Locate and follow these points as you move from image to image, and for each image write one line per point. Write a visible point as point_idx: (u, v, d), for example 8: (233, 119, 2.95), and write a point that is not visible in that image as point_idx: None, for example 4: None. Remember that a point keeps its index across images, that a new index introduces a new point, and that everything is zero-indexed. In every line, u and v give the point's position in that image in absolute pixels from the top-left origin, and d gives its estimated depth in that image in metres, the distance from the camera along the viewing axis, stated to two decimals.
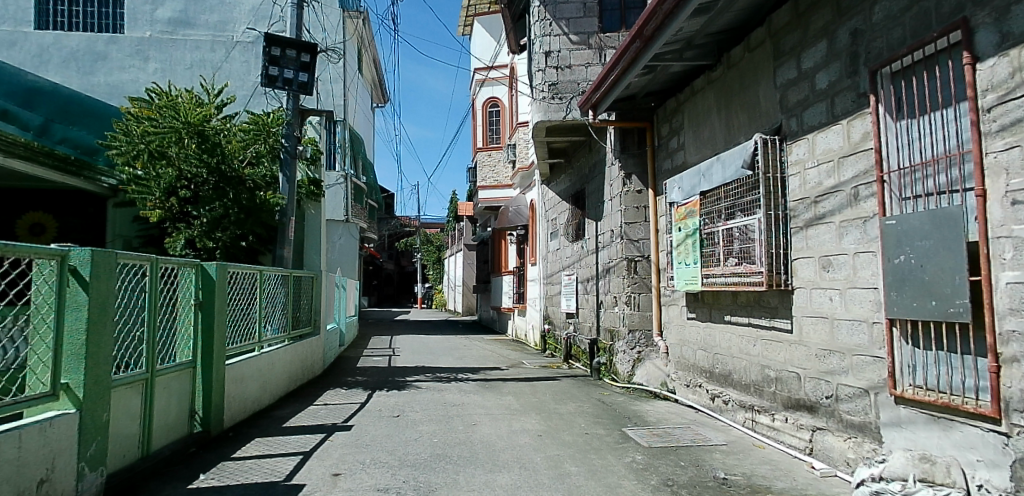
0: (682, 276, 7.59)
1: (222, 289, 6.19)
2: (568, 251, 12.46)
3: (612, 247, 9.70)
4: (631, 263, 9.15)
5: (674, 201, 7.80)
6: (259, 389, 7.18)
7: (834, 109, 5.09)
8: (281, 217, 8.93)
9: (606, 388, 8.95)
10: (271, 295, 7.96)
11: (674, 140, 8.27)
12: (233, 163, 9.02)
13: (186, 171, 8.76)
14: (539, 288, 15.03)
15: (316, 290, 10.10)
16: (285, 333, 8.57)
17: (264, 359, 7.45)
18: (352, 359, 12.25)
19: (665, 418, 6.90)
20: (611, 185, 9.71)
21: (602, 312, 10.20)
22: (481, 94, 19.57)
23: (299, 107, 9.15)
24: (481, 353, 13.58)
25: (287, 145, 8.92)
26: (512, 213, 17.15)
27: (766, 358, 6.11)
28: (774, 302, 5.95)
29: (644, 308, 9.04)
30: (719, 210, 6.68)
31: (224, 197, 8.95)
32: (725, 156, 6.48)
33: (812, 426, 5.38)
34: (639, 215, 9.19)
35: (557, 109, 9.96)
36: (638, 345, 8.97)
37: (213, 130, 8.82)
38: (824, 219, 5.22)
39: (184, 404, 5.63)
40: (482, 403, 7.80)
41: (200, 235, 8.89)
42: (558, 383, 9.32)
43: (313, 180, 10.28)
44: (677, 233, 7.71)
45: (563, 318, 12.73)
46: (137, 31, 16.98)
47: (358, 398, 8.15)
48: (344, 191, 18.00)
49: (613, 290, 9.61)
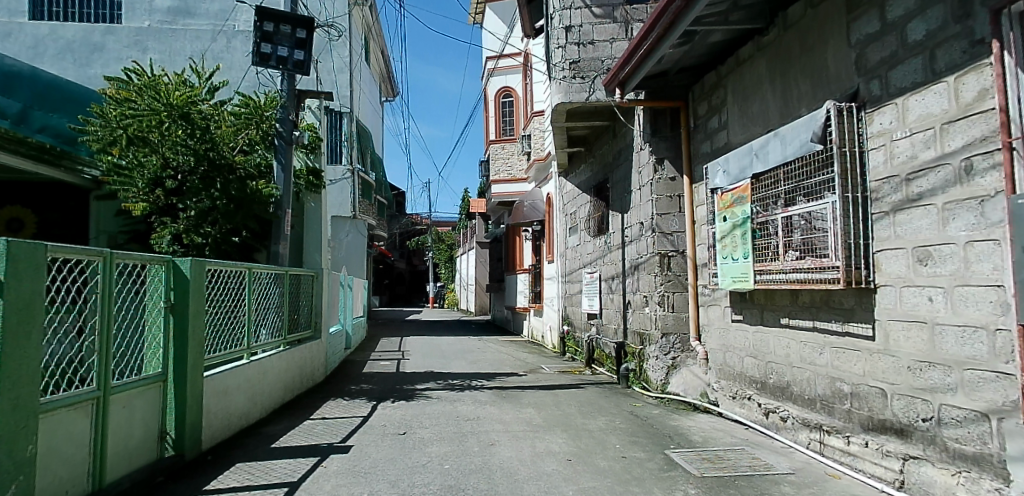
0: (727, 273, 6.61)
1: (200, 289, 5.31)
2: (590, 247, 11.51)
3: (641, 241, 8.76)
4: (664, 259, 8.18)
5: (718, 187, 6.82)
6: (248, 404, 6.34)
7: (935, 64, 4.11)
8: (275, 209, 8.13)
9: (637, 398, 8.03)
10: (262, 295, 7.09)
11: (715, 119, 7.31)
12: (223, 149, 8.13)
13: (171, 158, 7.89)
14: (557, 287, 14.12)
15: (318, 289, 9.23)
16: (281, 338, 7.72)
17: (255, 367, 6.62)
18: (360, 363, 11.41)
19: (713, 437, 5.97)
20: (641, 172, 8.75)
21: (630, 314, 9.26)
22: (493, 83, 18.68)
23: (295, 88, 8.31)
24: (496, 356, 12.69)
25: (282, 129, 8.10)
26: (527, 208, 15.97)
27: (839, 369, 5.14)
28: (849, 303, 5.00)
29: (679, 308, 8.07)
30: (776, 195, 5.73)
31: (211, 188, 8.03)
32: (784, 131, 5.53)
33: (903, 454, 4.43)
34: (673, 205, 8.19)
35: (579, 89, 8.99)
36: (673, 350, 8.03)
37: (199, 112, 7.94)
38: (920, 201, 4.25)
39: (150, 425, 4.76)
40: (500, 417, 6.91)
41: (188, 230, 8.08)
42: (583, 392, 8.40)
43: (313, 170, 9.56)
44: (724, 224, 6.69)
45: (585, 319, 11.80)
46: (136, 21, 16.20)
47: (361, 410, 7.28)
48: (350, 186, 17.32)
49: (643, 290, 8.67)
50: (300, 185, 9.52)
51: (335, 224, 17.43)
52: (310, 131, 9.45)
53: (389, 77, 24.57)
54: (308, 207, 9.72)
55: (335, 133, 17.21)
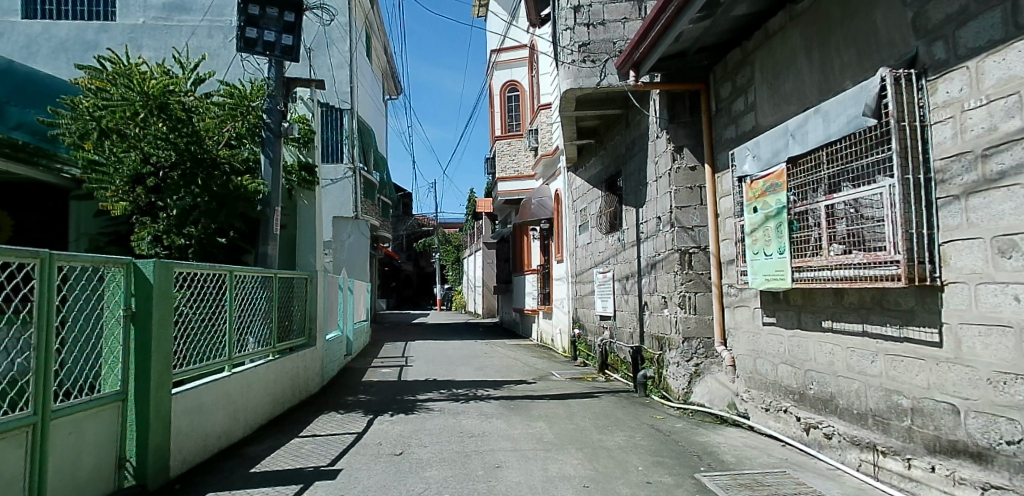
0: (759, 270, 5.91)
1: (167, 294, 4.65)
2: (601, 245, 10.86)
3: (658, 237, 8.09)
4: (685, 256, 7.50)
5: (747, 175, 6.12)
6: (228, 421, 5.71)
7: (1019, 15, 3.39)
8: (263, 208, 7.49)
9: (656, 408, 7.36)
10: (245, 300, 6.45)
11: (741, 101, 6.63)
12: (205, 143, 7.53)
13: (150, 152, 7.29)
14: (567, 288, 13.46)
15: (312, 293, 8.60)
16: (269, 347, 7.09)
17: (238, 380, 6.01)
18: (360, 371, 10.82)
19: (747, 458, 5.30)
20: (657, 162, 8.07)
21: (647, 316, 8.61)
22: (499, 77, 18.06)
23: (283, 76, 7.66)
24: (503, 361, 12.06)
25: (269, 121, 7.49)
26: (535, 205, 15.36)
27: (896, 380, 4.46)
28: (907, 304, 4.31)
29: (702, 310, 7.39)
30: (817, 180, 5.05)
31: (192, 184, 7.44)
32: (827, 107, 4.83)
33: (981, 482, 3.73)
34: (693, 197, 7.51)
35: (589, 74, 8.33)
36: (696, 356, 7.37)
37: (179, 102, 7.31)
38: (1002, 181, 3.54)
39: (105, 451, 4.11)
40: (507, 432, 6.27)
41: (168, 230, 7.51)
42: (598, 402, 7.75)
43: (305, 166, 8.79)
44: (754, 215, 5.97)
45: (597, 321, 11.15)
46: (130, 18, 15.70)
47: (355, 425, 6.64)
48: (353, 185, 16.69)
49: (661, 290, 8.01)
50: (292, 181, 8.85)
51: (337, 225, 16.79)
52: (301, 122, 8.82)
53: (393, 75, 24.05)
54: (301, 205, 9.11)
55: (334, 131, 16.65)
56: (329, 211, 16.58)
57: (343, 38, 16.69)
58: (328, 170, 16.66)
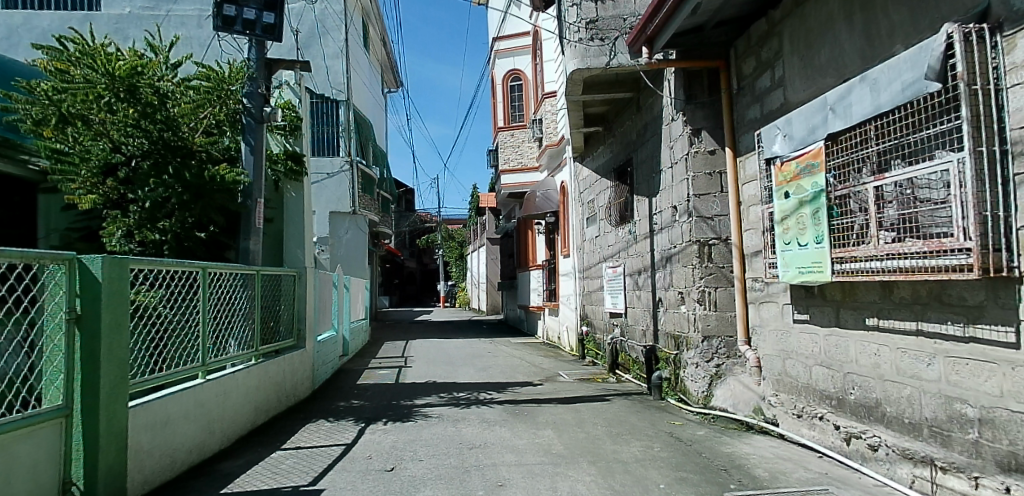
0: (792, 263, 5.27)
1: (120, 293, 4.07)
2: (611, 239, 10.23)
3: (674, 228, 7.47)
4: (704, 248, 6.88)
5: (776, 156, 5.47)
6: (200, 434, 5.15)
7: None
8: (245, 199, 6.95)
9: (674, 413, 6.75)
10: (221, 300, 5.88)
11: (766, 77, 6.00)
12: (178, 129, 6.93)
13: (120, 140, 6.69)
14: (574, 284, 12.85)
15: (300, 292, 8.04)
16: (251, 350, 6.53)
17: (213, 388, 5.44)
18: (356, 372, 10.26)
19: (782, 473, 4.67)
20: (672, 147, 7.44)
21: (662, 313, 7.99)
22: (501, 66, 17.45)
23: (265, 57, 7.04)
24: (508, 361, 11.46)
25: (249, 105, 6.91)
26: (540, 198, 14.71)
27: (958, 387, 3.82)
28: (974, 299, 3.66)
29: (723, 307, 6.77)
30: (863, 158, 4.41)
31: (163, 174, 6.83)
32: (876, 74, 4.18)
33: None
34: (713, 184, 6.88)
35: (597, 53, 7.68)
36: (717, 356, 6.76)
37: (151, 84, 6.75)
38: None
39: (45, 474, 3.53)
40: (511, 442, 5.68)
41: (140, 225, 6.85)
42: (610, 406, 7.14)
43: (292, 154, 8.13)
44: (786, 202, 5.31)
45: (606, 319, 10.54)
46: (116, 8, 15.25)
47: (344, 436, 6.05)
48: (349, 179, 16.17)
49: (678, 285, 7.40)
50: (278, 171, 8.13)
51: (334, 221, 16.30)
52: (287, 108, 8.24)
53: (393, 68, 23.41)
54: (287, 197, 8.35)
55: (331, 123, 16.07)
56: (325, 206, 16.11)
57: (337, 26, 16.09)
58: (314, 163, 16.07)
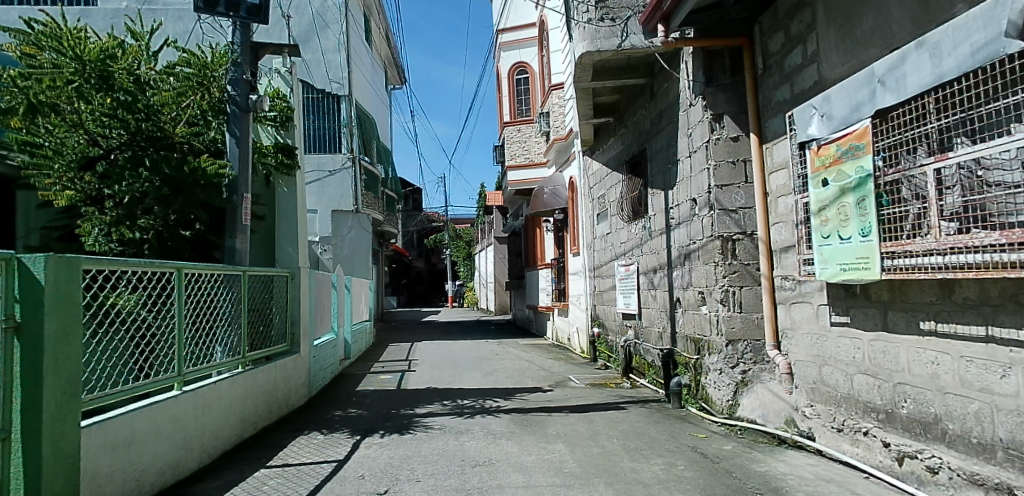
0: (831, 259, 4.68)
1: (69, 297, 3.57)
2: (623, 235, 9.67)
3: (693, 223, 6.92)
4: (727, 244, 6.31)
5: (812, 139, 4.88)
6: (174, 453, 4.65)
7: None
8: (229, 194, 6.44)
9: (697, 424, 6.20)
10: (201, 303, 5.41)
11: (797, 53, 5.42)
12: (158, 120, 6.51)
13: (97, 132, 6.21)
14: (585, 283, 12.30)
15: (293, 293, 7.56)
16: (237, 357, 6.05)
17: (191, 401, 4.94)
18: (356, 378, 9.76)
19: None
20: (691, 135, 6.88)
21: (680, 314, 7.43)
22: (507, 59, 17.06)
23: (251, 40, 6.55)
24: (516, 365, 10.93)
25: (233, 91, 6.43)
26: (548, 194, 14.09)
27: None
28: None
29: (749, 307, 6.21)
30: (919, 137, 3.82)
31: (140, 166, 6.34)
32: (937, 37, 3.59)
33: None
34: (737, 174, 6.31)
35: (609, 34, 7.12)
36: (742, 361, 6.20)
37: (130, 71, 6.40)
38: None
39: None
40: (519, 458, 5.15)
41: (117, 222, 6.30)
42: (625, 416, 6.60)
43: (284, 146, 7.66)
44: (824, 190, 4.73)
45: (619, 320, 10.00)
46: (112, 2, 14.87)
47: (336, 451, 5.53)
48: (351, 176, 15.71)
49: (698, 285, 6.84)
50: (268, 164, 7.63)
51: (336, 219, 15.84)
52: (276, 97, 7.79)
53: (397, 64, 23.02)
54: (279, 193, 7.84)
55: (333, 119, 15.67)
56: (327, 204, 15.66)
57: (337, 19, 15.62)
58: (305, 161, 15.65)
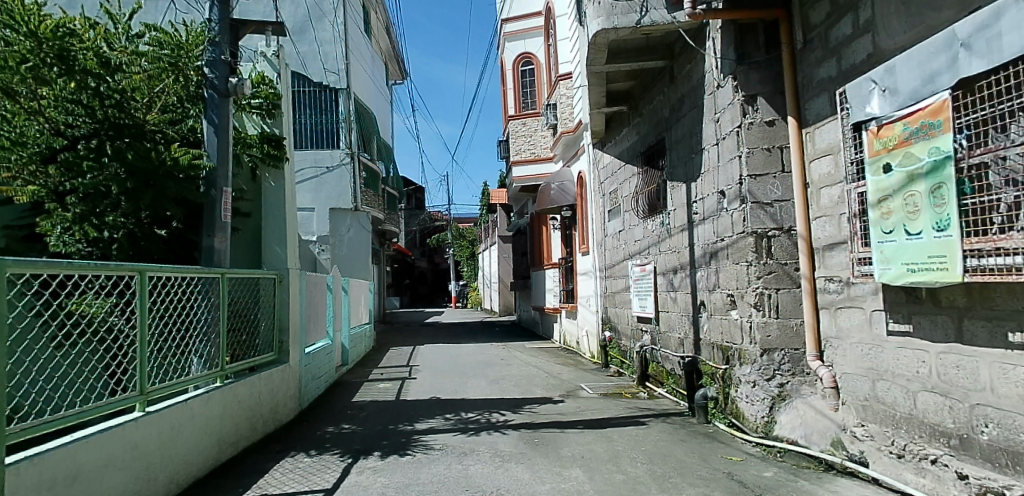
0: (895, 257, 4.02)
1: None
2: (638, 233, 9.01)
3: (721, 218, 6.26)
4: (762, 242, 5.65)
5: (872, 118, 4.21)
6: (131, 487, 3.98)
7: None
8: (207, 189, 5.86)
9: (728, 443, 5.54)
10: (169, 311, 4.76)
11: (846, 23, 4.72)
12: (126, 106, 5.95)
13: (60, 120, 5.68)
14: (594, 283, 11.67)
15: (282, 297, 6.94)
16: (215, 370, 5.41)
17: (155, 424, 4.28)
18: (354, 386, 9.14)
19: None
20: (718, 120, 6.22)
21: (704, 319, 6.78)
22: (511, 50, 16.43)
23: (229, 17, 5.90)
24: (523, 371, 10.30)
25: (211, 74, 5.80)
26: (555, 191, 13.46)
27: None
28: None
29: (787, 313, 5.55)
30: (1015, 109, 3.14)
31: (103, 156, 5.70)
32: None
33: None
34: (772, 162, 5.65)
35: (626, 9, 6.45)
36: (779, 373, 5.54)
37: (97, 52, 5.78)
38: None
39: None
40: (531, 488, 4.49)
41: (80, 219, 5.69)
42: (646, 433, 5.93)
43: (271, 136, 7.00)
44: (887, 177, 4.07)
45: (633, 324, 9.36)
46: None
47: (323, 478, 4.88)
48: (350, 172, 15.08)
49: (726, 287, 6.18)
50: (253, 156, 7.03)
51: (334, 217, 15.21)
52: (262, 83, 7.15)
53: (398, 58, 22.40)
54: (265, 187, 7.15)
55: (330, 112, 15.07)
56: (325, 201, 15.04)
57: (333, 10, 15.00)
58: (299, 158, 14.96)
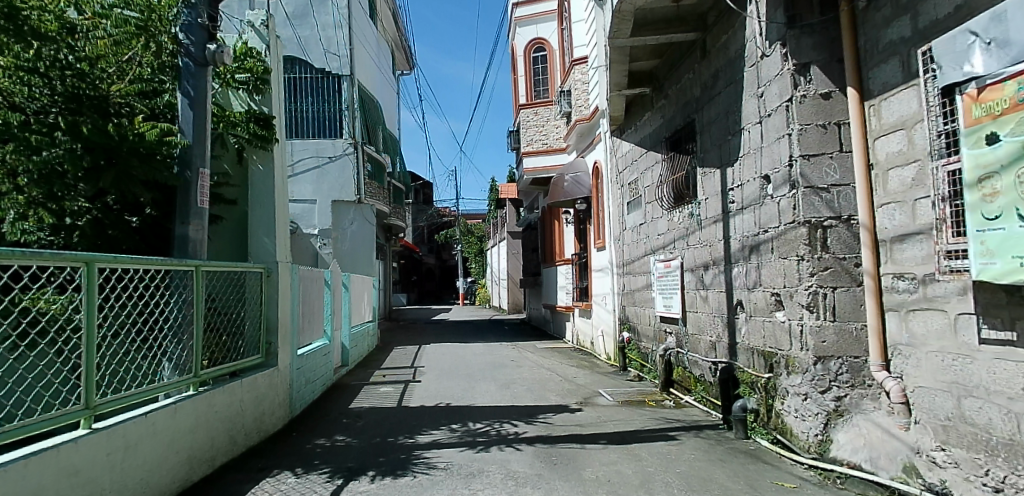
0: (1002, 248, 3.24)
1: None
2: (661, 226, 8.31)
3: (764, 207, 5.52)
4: (816, 233, 4.89)
5: (971, 79, 3.46)
6: None
7: None
8: (180, 170, 5.17)
9: (776, 465, 4.79)
10: (131, 309, 4.08)
11: None
12: (89, 75, 5.34)
13: (16, 91, 5.01)
14: (611, 280, 10.95)
15: (271, 294, 6.28)
16: (189, 376, 4.74)
17: (106, 443, 3.61)
18: (353, 390, 8.45)
19: None
20: (762, 95, 5.47)
21: (742, 322, 6.03)
22: (522, 36, 15.78)
23: None
24: (535, 375, 9.58)
25: (186, 39, 5.11)
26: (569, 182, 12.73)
27: None
28: None
29: (845, 315, 4.81)
30: None
31: (57, 130, 4.98)
32: None
33: None
34: (828, 141, 4.90)
35: None
36: (835, 384, 4.79)
37: (59, 15, 5.25)
38: None
39: None
40: None
41: (35, 201, 5.06)
42: (679, 450, 5.20)
43: (258, 114, 6.36)
44: (991, 150, 3.32)
45: (655, 325, 8.62)
46: None
47: None
48: (354, 163, 14.38)
49: (771, 285, 5.44)
50: (239, 136, 6.35)
51: (336, 210, 14.53)
52: (247, 56, 6.50)
53: (406, 47, 21.76)
54: (253, 171, 6.53)
55: (332, 100, 14.40)
56: (327, 193, 14.37)
57: None
58: (300, 148, 14.36)
